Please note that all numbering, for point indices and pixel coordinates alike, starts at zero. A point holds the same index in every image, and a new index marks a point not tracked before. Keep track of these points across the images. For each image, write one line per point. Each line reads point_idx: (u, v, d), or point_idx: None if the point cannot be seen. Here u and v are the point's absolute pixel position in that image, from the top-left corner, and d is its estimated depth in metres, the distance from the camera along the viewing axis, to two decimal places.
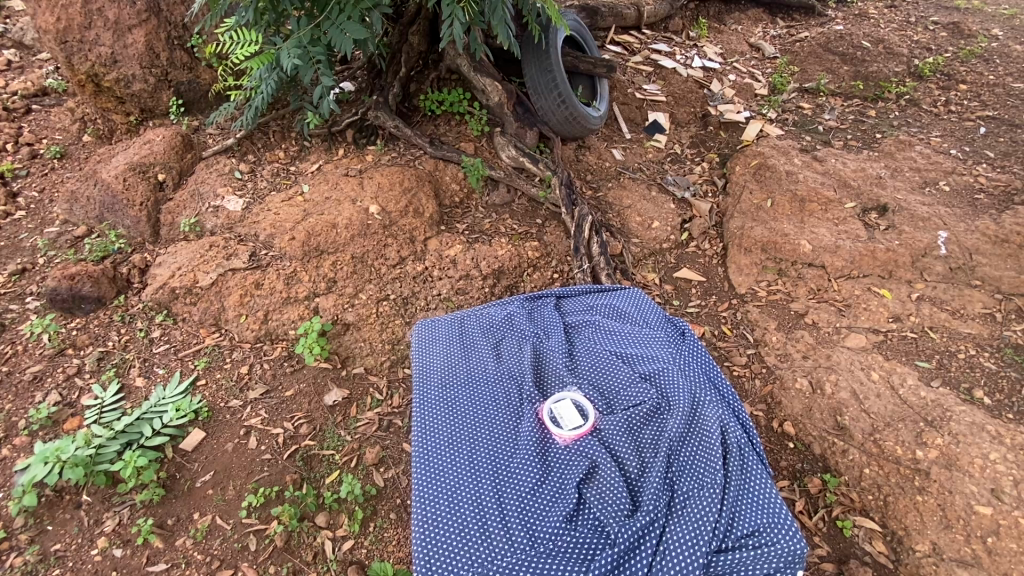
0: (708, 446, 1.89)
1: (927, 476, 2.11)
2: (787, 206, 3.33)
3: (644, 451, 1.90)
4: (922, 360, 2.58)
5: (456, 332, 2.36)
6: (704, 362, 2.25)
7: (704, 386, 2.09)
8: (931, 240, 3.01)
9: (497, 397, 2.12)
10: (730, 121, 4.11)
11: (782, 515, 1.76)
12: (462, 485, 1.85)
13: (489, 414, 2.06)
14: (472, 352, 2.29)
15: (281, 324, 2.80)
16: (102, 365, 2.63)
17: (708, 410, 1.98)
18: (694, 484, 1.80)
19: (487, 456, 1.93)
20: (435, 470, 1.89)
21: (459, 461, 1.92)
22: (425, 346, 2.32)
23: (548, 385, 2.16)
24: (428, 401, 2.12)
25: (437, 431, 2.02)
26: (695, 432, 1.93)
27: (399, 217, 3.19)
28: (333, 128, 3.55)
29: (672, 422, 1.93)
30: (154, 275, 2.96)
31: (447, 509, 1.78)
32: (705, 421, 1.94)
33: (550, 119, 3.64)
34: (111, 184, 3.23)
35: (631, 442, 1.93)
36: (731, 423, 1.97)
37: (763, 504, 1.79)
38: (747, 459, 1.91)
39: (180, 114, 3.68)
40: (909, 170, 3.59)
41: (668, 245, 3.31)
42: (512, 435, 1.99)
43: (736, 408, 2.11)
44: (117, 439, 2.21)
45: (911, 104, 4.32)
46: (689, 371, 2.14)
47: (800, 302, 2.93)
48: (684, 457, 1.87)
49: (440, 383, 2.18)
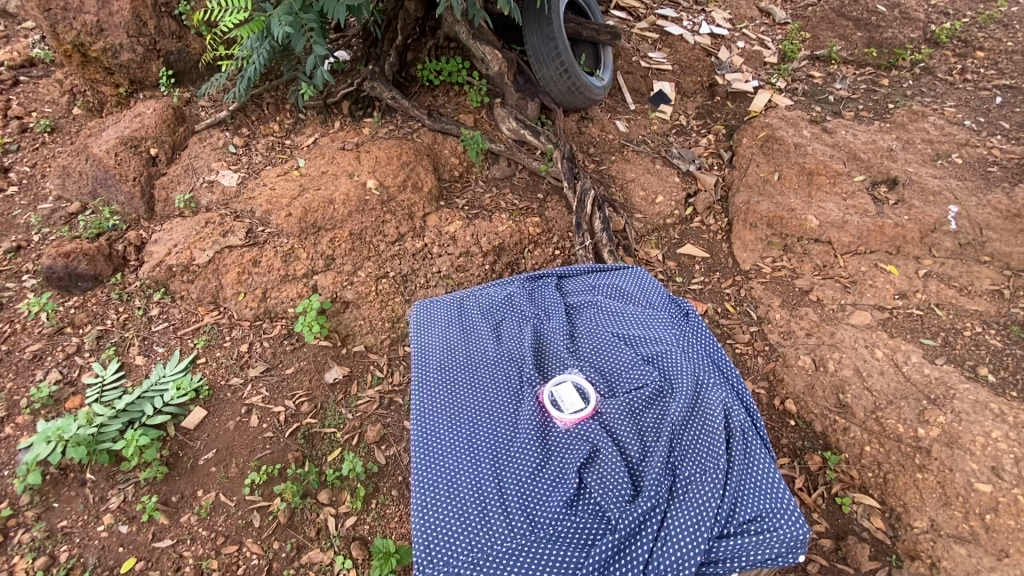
0: (711, 430, 1.88)
1: (928, 454, 2.10)
2: (795, 179, 3.26)
3: (646, 434, 1.90)
4: (927, 337, 2.55)
5: (455, 313, 2.35)
6: (707, 344, 2.23)
7: (707, 368, 2.07)
8: (940, 215, 2.94)
9: (497, 379, 2.10)
10: (738, 91, 3.99)
11: (786, 499, 1.76)
12: (462, 468, 1.85)
13: (488, 397, 2.05)
14: (471, 333, 2.28)
15: (279, 303, 2.78)
16: (102, 343, 2.63)
17: (711, 392, 1.97)
18: (696, 469, 1.80)
19: (486, 439, 1.92)
20: (433, 453, 1.89)
21: (459, 443, 1.92)
22: (423, 327, 2.31)
23: (548, 365, 2.15)
24: (426, 382, 2.11)
25: (435, 413, 2.01)
26: (697, 415, 1.92)
27: (398, 192, 3.12)
28: (328, 99, 3.46)
29: (675, 406, 1.92)
30: (151, 252, 2.93)
31: (446, 493, 1.79)
32: (708, 404, 1.93)
33: (551, 89, 3.52)
34: (103, 159, 3.18)
35: (633, 425, 1.92)
36: (735, 407, 1.96)
37: (767, 489, 1.78)
38: (751, 442, 1.90)
39: (170, 86, 3.58)
40: (921, 142, 3.50)
41: (671, 220, 3.25)
42: (512, 418, 1.98)
43: (739, 391, 2.09)
44: (119, 418, 2.22)
45: (926, 73, 4.18)
46: (692, 353, 2.12)
47: (805, 279, 2.89)
48: (687, 441, 1.87)
49: (438, 364, 2.16)
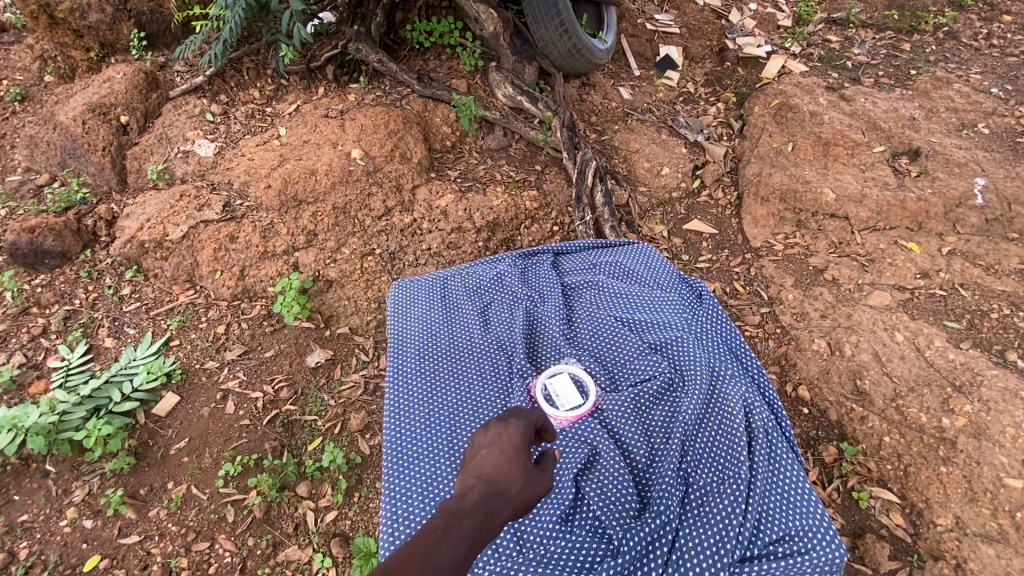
0: (727, 433, 1.72)
1: (953, 446, 1.96)
2: (810, 150, 3.05)
3: (654, 436, 1.73)
4: (951, 320, 2.38)
5: (438, 295, 2.19)
6: (722, 329, 2.08)
7: (723, 361, 1.91)
8: (966, 189, 2.74)
9: (483, 369, 1.92)
10: (750, 57, 3.73)
11: (817, 515, 1.58)
12: (440, 474, 1.65)
13: (473, 390, 1.87)
14: (456, 319, 2.11)
15: (258, 281, 2.60)
16: (69, 324, 2.47)
17: (728, 389, 1.81)
18: (712, 478, 1.64)
19: (468, 439, 1.72)
20: (408, 455, 1.70)
21: (437, 443, 1.72)
22: (401, 310, 2.16)
23: (542, 355, 1.97)
24: (404, 372, 1.94)
25: (412, 408, 1.82)
26: (713, 414, 1.77)
27: (385, 162, 2.92)
28: (311, 63, 3.23)
29: (687, 403, 1.76)
30: (122, 227, 2.74)
31: (420, 502, 1.59)
32: (726, 401, 1.78)
33: (551, 51, 3.27)
34: (70, 128, 2.97)
35: (639, 424, 1.76)
36: (756, 404, 1.80)
37: (793, 502, 1.61)
38: (775, 445, 1.74)
39: (142, 49, 3.34)
40: (945, 111, 3.27)
41: (678, 194, 3.05)
42: (499, 414, 1.78)
43: (762, 386, 1.94)
44: (83, 405, 2.06)
45: (949, 37, 3.92)
46: (705, 342, 1.97)
47: (819, 257, 2.71)
48: (701, 445, 1.70)
49: (417, 354, 1.99)
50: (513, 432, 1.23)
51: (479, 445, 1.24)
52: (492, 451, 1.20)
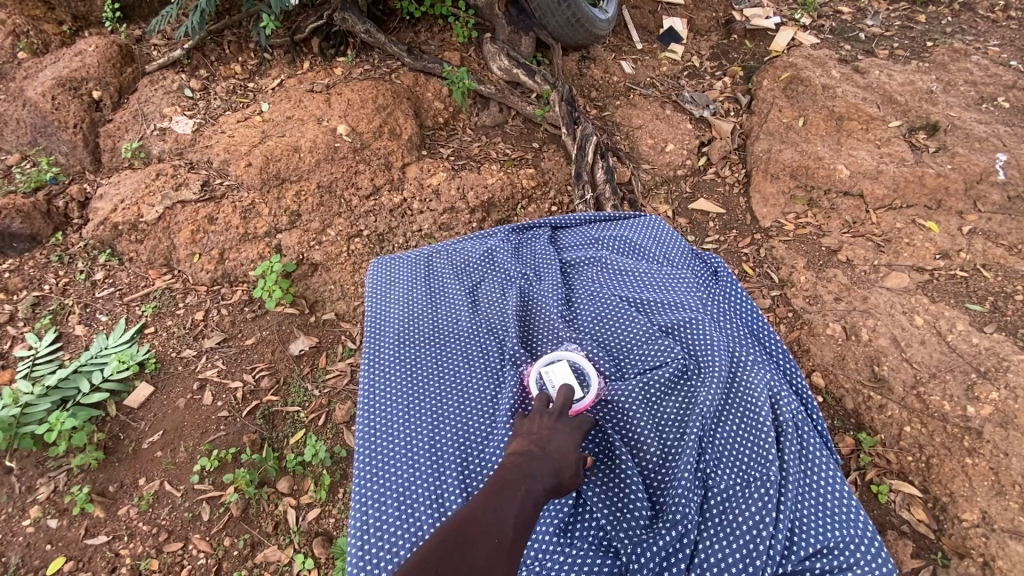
0: (750, 427, 1.59)
1: (979, 436, 1.83)
2: (822, 125, 2.89)
3: (667, 430, 1.59)
4: (973, 302, 2.24)
5: (422, 274, 2.06)
6: (739, 310, 1.95)
7: (743, 346, 1.78)
8: (988, 164, 2.58)
9: (471, 357, 1.78)
10: (758, 29, 3.54)
11: (858, 525, 1.44)
12: (419, 474, 1.50)
13: (460, 379, 1.73)
14: (441, 301, 1.97)
15: (238, 265, 2.45)
16: (38, 312, 2.32)
17: (751, 378, 1.67)
18: (735, 481, 1.50)
19: (451, 436, 1.58)
20: (383, 453, 1.56)
21: (417, 439, 1.58)
22: (381, 290, 2.03)
23: (537, 340, 1.82)
24: (382, 359, 1.80)
25: (391, 399, 1.68)
26: (732, 407, 1.63)
27: (372, 139, 2.76)
28: (296, 35, 3.04)
29: (705, 393, 1.61)
30: (95, 209, 2.58)
31: (395, 507, 1.44)
32: (750, 392, 1.64)
33: (548, 21, 3.07)
34: (38, 104, 2.79)
35: (651, 418, 1.62)
36: (783, 395, 1.66)
37: (829, 507, 1.48)
38: (804, 439, 1.61)
39: (117, 21, 3.16)
40: (964, 84, 3.10)
41: (682, 171, 2.90)
42: (489, 406, 1.64)
43: (791, 376, 1.80)
44: (48, 396, 1.93)
45: (966, 8, 3.73)
46: (722, 324, 1.83)
47: (832, 237, 2.56)
48: (720, 441, 1.57)
49: (397, 340, 1.84)
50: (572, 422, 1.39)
51: (541, 422, 1.38)
52: (557, 432, 1.34)
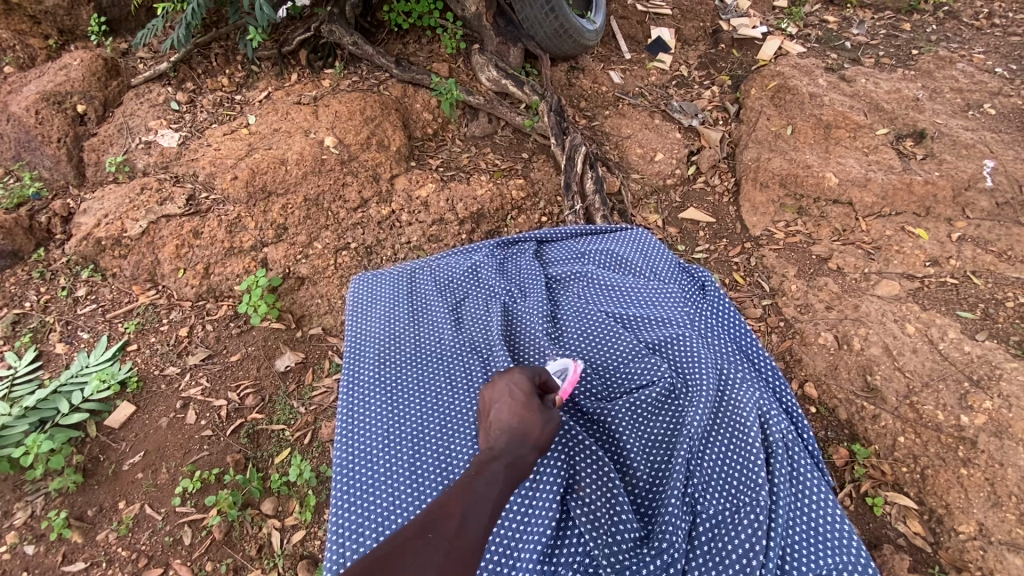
0: (738, 449, 1.56)
1: (973, 446, 1.82)
2: (810, 133, 2.90)
3: (654, 453, 1.57)
4: (964, 309, 2.24)
5: (405, 291, 2.04)
6: (727, 327, 1.93)
7: (732, 363, 1.75)
8: (975, 171, 2.60)
9: (454, 376, 1.75)
10: (745, 38, 3.57)
11: (852, 551, 1.40)
12: (400, 499, 1.46)
13: (442, 400, 1.70)
14: (424, 319, 1.95)
15: (223, 280, 2.42)
16: (17, 330, 2.27)
17: (739, 397, 1.64)
18: (722, 504, 1.48)
19: (432, 460, 1.54)
20: (363, 479, 1.51)
21: (397, 463, 1.54)
22: (363, 308, 2.00)
23: (522, 359, 1.78)
24: (363, 379, 1.76)
25: (371, 421, 1.64)
26: (721, 427, 1.61)
27: (360, 151, 2.74)
28: (283, 48, 3.03)
29: (692, 413, 1.59)
30: (78, 224, 2.54)
31: (376, 535, 1.40)
32: (738, 412, 1.62)
33: (536, 32, 3.09)
34: (22, 118, 2.75)
35: (637, 439, 1.60)
36: (771, 414, 1.63)
37: (821, 532, 1.44)
38: (795, 460, 1.58)
39: (102, 35, 3.15)
40: (950, 91, 3.13)
41: (672, 181, 2.89)
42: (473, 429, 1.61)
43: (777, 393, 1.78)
44: (26, 417, 1.89)
45: (950, 17, 3.78)
46: (711, 341, 1.81)
47: (822, 245, 2.56)
48: (708, 464, 1.54)
49: (378, 360, 1.81)
50: (518, 388, 1.36)
51: (489, 404, 1.35)
52: (507, 406, 1.32)
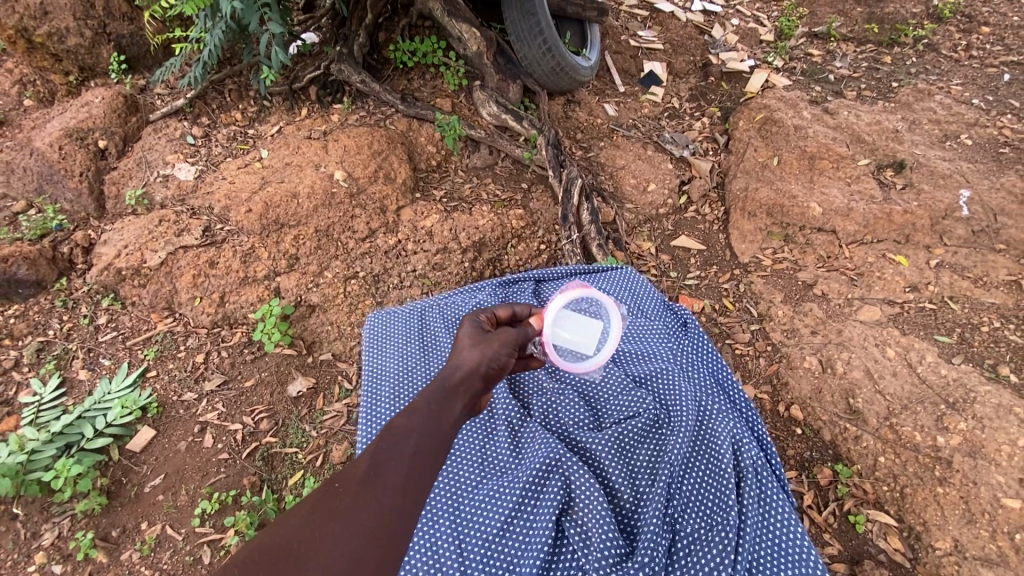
0: (714, 473, 1.70)
1: (949, 466, 1.92)
2: (795, 164, 3.04)
3: (638, 477, 1.70)
4: (942, 334, 2.36)
5: (415, 328, 2.17)
6: (708, 360, 2.06)
7: (710, 396, 1.88)
8: (952, 201, 2.73)
9: None
10: (733, 71, 3.75)
11: (813, 565, 1.54)
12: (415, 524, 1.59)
13: None
14: (433, 355, 2.08)
15: (238, 308, 2.55)
16: (42, 357, 2.39)
17: (716, 426, 1.78)
18: (699, 523, 1.61)
19: (443, 488, 1.67)
20: None
21: None
22: (377, 345, 2.14)
23: (524, 394, 1.93)
24: (380, 413, 1.89)
25: None
26: (700, 453, 1.74)
27: (368, 184, 2.88)
28: (293, 84, 3.19)
29: (674, 441, 1.73)
30: (99, 254, 2.66)
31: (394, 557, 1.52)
32: (714, 439, 1.75)
33: (534, 69, 3.26)
34: (46, 153, 2.89)
35: (625, 465, 1.73)
36: (745, 441, 1.77)
37: (785, 549, 1.57)
38: (764, 484, 1.70)
39: (122, 72, 3.30)
40: (928, 122, 3.29)
41: (665, 210, 3.04)
42: (480, 458, 1.75)
43: (750, 421, 1.91)
44: (53, 442, 2.00)
45: (929, 50, 3.97)
46: (692, 374, 1.95)
47: (808, 271, 2.69)
48: (688, 487, 1.67)
49: (393, 395, 1.94)
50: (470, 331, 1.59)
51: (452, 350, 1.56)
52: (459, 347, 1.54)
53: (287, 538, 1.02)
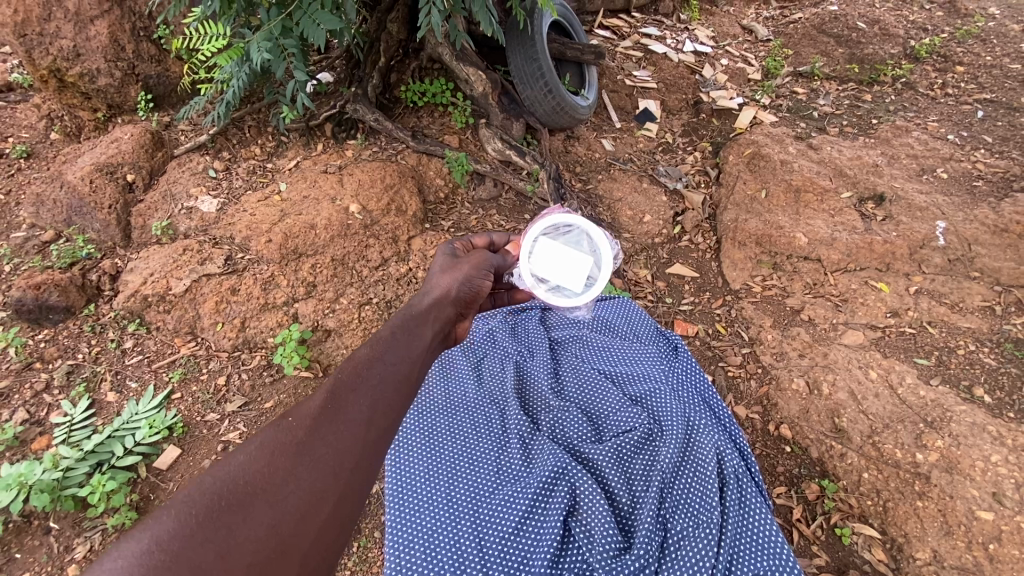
0: (702, 478, 1.83)
1: (927, 481, 2.07)
2: (782, 197, 3.22)
3: (635, 483, 1.84)
4: (921, 357, 2.53)
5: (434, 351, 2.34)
6: (696, 380, 2.20)
7: (697, 411, 2.03)
8: (929, 231, 2.89)
9: (478, 425, 2.05)
10: (723, 108, 3.98)
11: (786, 559, 1.68)
12: (440, 524, 1.73)
13: (469, 444, 1.99)
14: (451, 375, 2.24)
15: (258, 332, 2.70)
16: (72, 380, 2.53)
17: (702, 439, 1.92)
18: (688, 522, 1.74)
19: (464, 492, 1.83)
20: (409, 508, 1.78)
21: (437, 496, 1.81)
22: None
23: (533, 411, 2.10)
24: (405, 427, 2.05)
25: (413, 462, 1.93)
26: (689, 461, 1.88)
27: (381, 216, 3.07)
28: (310, 122, 3.37)
29: (666, 450, 1.87)
30: (125, 281, 2.80)
31: (423, 552, 1.66)
32: (700, 449, 1.89)
33: (537, 109, 3.49)
34: (77, 187, 3.04)
35: (622, 472, 1.87)
36: (728, 451, 1.92)
37: (763, 545, 1.71)
38: (745, 491, 1.85)
39: (149, 110, 3.48)
40: (906, 157, 3.50)
41: (660, 239, 3.21)
42: (495, 466, 1.91)
43: (733, 433, 2.05)
44: (86, 460, 2.17)
45: (907, 88, 4.21)
46: (681, 392, 2.10)
47: (795, 298, 2.86)
48: (678, 491, 1.81)
49: (417, 410, 2.11)
50: (444, 261, 1.73)
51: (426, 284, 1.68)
52: (432, 279, 1.68)
53: (242, 475, 1.12)
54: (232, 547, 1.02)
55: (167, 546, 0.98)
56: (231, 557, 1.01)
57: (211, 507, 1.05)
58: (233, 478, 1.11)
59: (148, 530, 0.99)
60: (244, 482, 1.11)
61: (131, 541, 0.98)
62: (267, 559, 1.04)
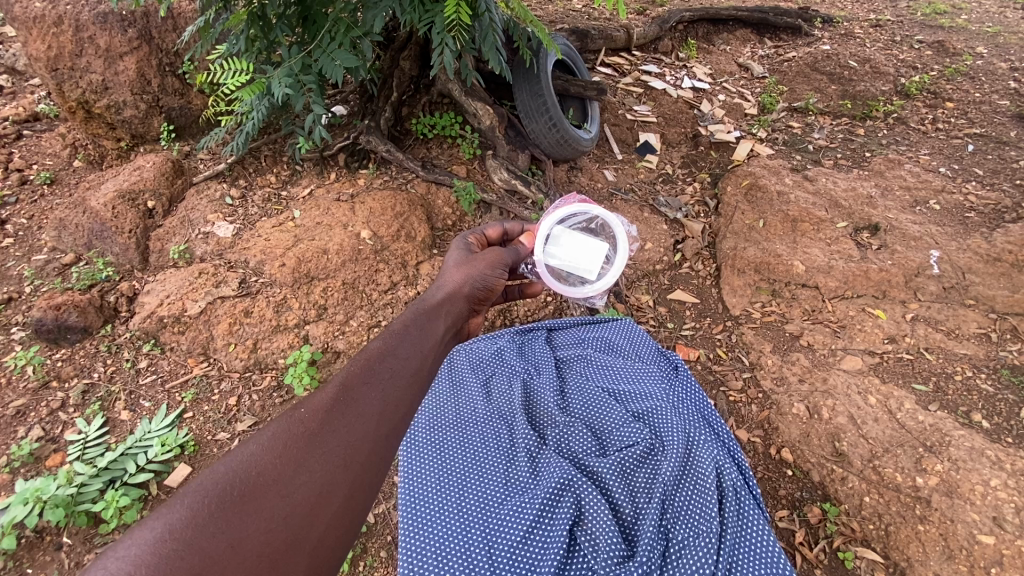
0: (702, 490, 1.87)
1: (928, 505, 2.11)
2: (779, 227, 3.32)
3: (638, 495, 1.88)
4: (919, 383, 2.58)
5: (445, 370, 2.40)
6: (696, 398, 2.24)
7: (697, 426, 2.08)
8: (923, 260, 2.98)
9: (486, 440, 2.10)
10: (721, 141, 4.14)
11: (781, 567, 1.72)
12: (451, 533, 1.77)
13: (478, 459, 2.04)
14: (461, 392, 2.30)
15: (270, 353, 2.78)
16: (87, 399, 2.59)
17: (701, 453, 1.96)
18: (689, 533, 1.77)
19: (474, 502, 1.87)
20: (421, 518, 1.83)
21: (447, 507, 1.86)
22: None
23: (540, 427, 2.15)
24: (416, 441, 2.11)
25: (424, 474, 1.98)
26: (689, 475, 1.92)
27: (391, 242, 3.17)
28: (324, 152, 3.51)
29: (666, 465, 1.92)
30: (141, 303, 2.89)
31: (435, 560, 1.71)
32: (700, 463, 1.94)
33: (542, 142, 3.64)
34: (100, 212, 3.15)
35: (625, 485, 1.91)
36: (727, 465, 1.95)
37: (760, 553, 1.75)
38: (744, 504, 1.88)
39: (170, 139, 3.64)
40: (899, 189, 3.61)
41: (661, 266, 3.26)
42: (503, 479, 1.95)
43: (732, 449, 2.08)
44: (100, 477, 2.24)
45: (899, 122, 4.36)
46: (681, 408, 2.15)
47: (794, 323, 2.92)
48: (679, 503, 1.85)
49: (428, 425, 2.17)
50: (454, 259, 1.98)
51: (438, 282, 1.91)
52: (444, 275, 1.92)
53: (255, 466, 1.19)
54: (244, 535, 1.08)
55: (179, 535, 1.04)
56: (240, 544, 1.07)
57: (223, 497, 1.12)
58: (245, 469, 1.18)
59: (161, 519, 1.05)
60: (255, 472, 1.18)
61: (144, 530, 1.04)
62: (277, 547, 1.10)
